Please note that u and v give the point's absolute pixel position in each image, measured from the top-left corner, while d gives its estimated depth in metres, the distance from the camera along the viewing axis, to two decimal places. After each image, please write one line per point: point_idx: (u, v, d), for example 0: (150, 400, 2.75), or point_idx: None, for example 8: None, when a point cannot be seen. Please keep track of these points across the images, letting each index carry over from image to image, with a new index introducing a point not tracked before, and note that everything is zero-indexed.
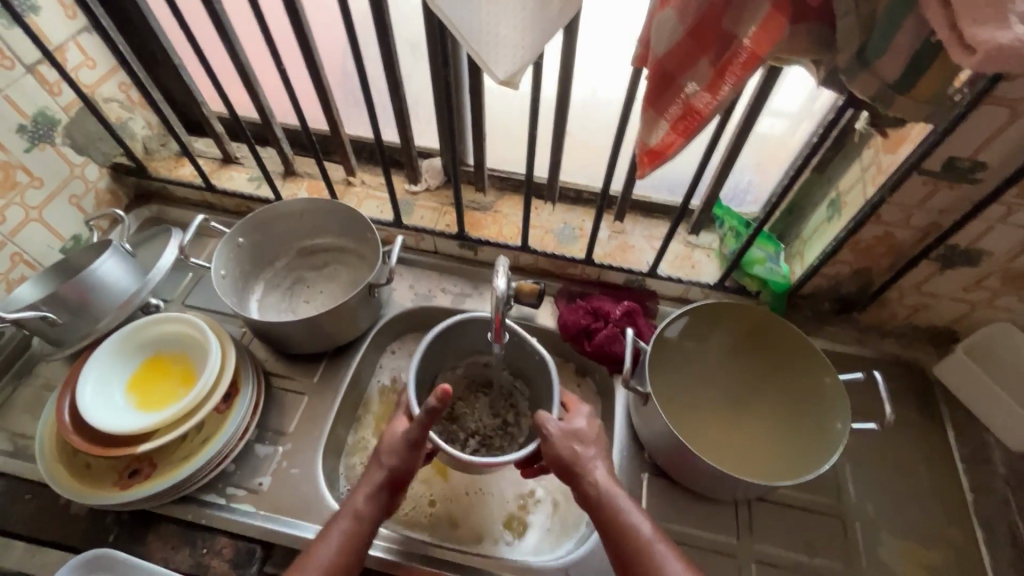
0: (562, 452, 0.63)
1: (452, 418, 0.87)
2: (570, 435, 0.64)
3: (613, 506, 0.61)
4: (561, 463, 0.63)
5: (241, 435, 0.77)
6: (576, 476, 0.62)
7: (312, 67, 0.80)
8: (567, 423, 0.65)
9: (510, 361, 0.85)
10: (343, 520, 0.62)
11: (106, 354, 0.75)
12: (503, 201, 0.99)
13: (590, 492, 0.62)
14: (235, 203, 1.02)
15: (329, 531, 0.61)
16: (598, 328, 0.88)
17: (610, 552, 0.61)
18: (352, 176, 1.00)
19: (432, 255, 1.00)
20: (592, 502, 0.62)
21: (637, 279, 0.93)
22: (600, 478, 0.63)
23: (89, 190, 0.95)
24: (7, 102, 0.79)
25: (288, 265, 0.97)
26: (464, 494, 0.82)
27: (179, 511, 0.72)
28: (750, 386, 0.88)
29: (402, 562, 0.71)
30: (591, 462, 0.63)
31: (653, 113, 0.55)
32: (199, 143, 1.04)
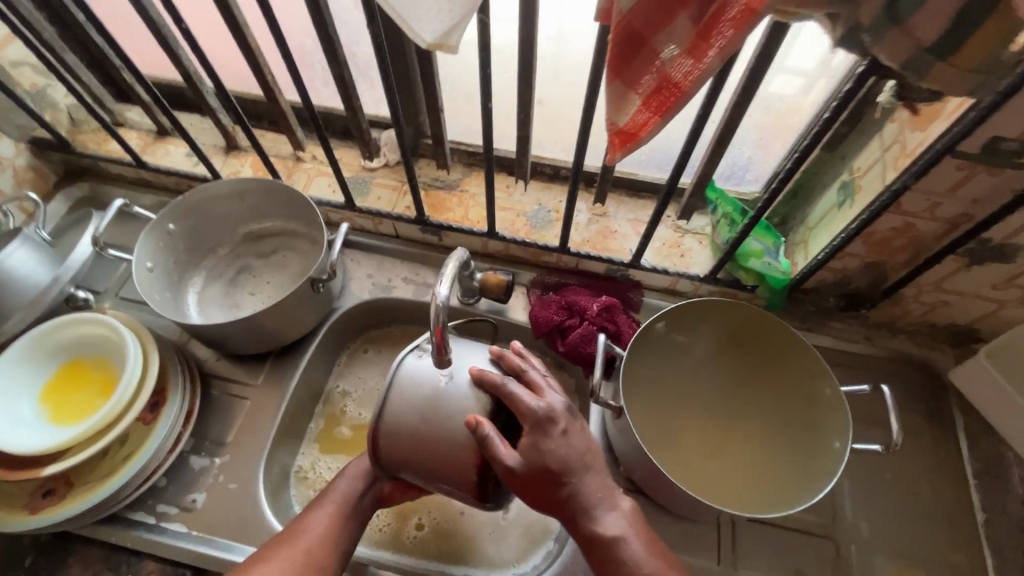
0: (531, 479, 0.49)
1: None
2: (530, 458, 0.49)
3: (614, 554, 0.49)
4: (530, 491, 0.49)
5: (171, 447, 0.69)
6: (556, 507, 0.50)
7: (231, 25, 0.67)
8: (519, 458, 0.49)
9: None
10: (324, 506, 0.62)
11: (12, 363, 0.67)
12: (470, 178, 0.88)
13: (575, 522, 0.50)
14: (172, 181, 0.91)
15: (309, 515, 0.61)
16: (572, 326, 0.79)
17: None
18: (301, 151, 0.89)
19: (393, 239, 0.89)
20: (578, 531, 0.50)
21: (619, 269, 0.83)
22: (599, 525, 0.50)
23: (5, 168, 0.85)
24: None
25: (232, 252, 0.88)
26: (440, 503, 0.75)
27: (103, 532, 0.66)
28: (742, 397, 0.79)
29: None
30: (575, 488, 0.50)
31: (621, 86, 0.43)
32: (130, 113, 0.93)
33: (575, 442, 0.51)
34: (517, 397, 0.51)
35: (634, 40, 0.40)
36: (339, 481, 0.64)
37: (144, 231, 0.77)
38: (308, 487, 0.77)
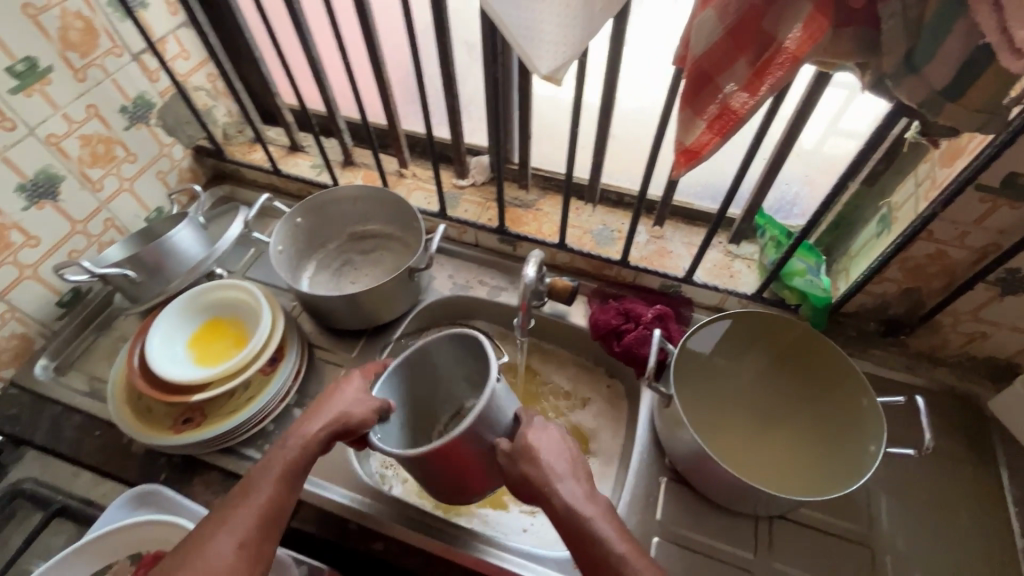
0: (522, 470, 0.61)
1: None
2: (522, 452, 0.62)
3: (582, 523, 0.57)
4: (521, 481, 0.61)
5: (282, 398, 0.82)
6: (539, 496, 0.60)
7: (375, 63, 0.85)
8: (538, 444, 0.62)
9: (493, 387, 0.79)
10: (263, 485, 0.59)
11: (173, 313, 0.84)
12: (545, 200, 1.02)
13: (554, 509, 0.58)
14: (297, 187, 1.09)
15: (249, 495, 0.59)
16: (628, 329, 0.88)
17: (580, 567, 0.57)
18: (405, 169, 1.06)
19: (473, 247, 1.03)
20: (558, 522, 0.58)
21: (673, 284, 0.93)
22: (569, 498, 0.59)
23: (174, 167, 1.05)
24: (115, 84, 0.90)
25: (341, 247, 1.04)
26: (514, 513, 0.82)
27: (222, 460, 0.79)
28: (791, 404, 0.85)
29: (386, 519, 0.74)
30: (552, 481, 0.59)
31: (690, 113, 0.56)
32: (271, 131, 1.13)
33: (552, 446, 0.63)
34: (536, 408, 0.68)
35: (703, 77, 0.53)
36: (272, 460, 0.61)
37: (278, 222, 0.95)
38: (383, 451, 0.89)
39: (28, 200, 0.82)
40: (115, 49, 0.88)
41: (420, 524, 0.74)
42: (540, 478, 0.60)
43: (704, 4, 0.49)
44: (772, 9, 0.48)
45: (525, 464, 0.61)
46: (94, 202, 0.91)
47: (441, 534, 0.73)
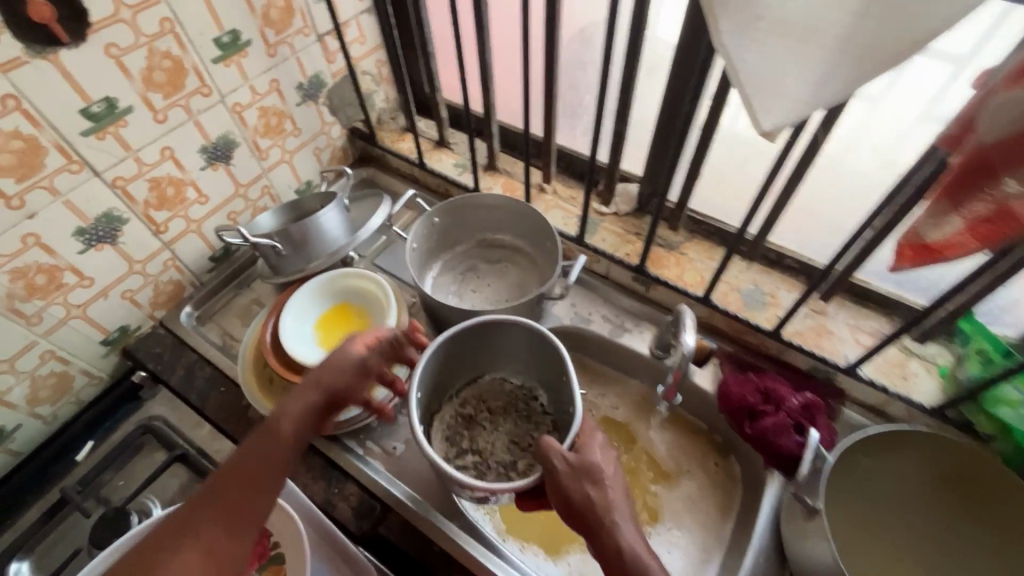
0: (568, 493, 0.59)
1: (468, 423, 0.85)
2: (580, 473, 0.59)
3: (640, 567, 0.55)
4: (568, 508, 0.59)
5: (391, 399, 0.81)
6: (589, 528, 0.57)
7: (550, 75, 0.81)
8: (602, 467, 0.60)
9: (544, 373, 0.81)
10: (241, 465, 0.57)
11: (309, 292, 0.86)
12: (692, 244, 0.93)
13: (608, 546, 0.56)
14: (437, 183, 1.09)
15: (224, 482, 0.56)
16: (765, 413, 0.78)
17: None
18: (547, 183, 1.02)
19: (602, 279, 0.97)
20: (609, 559, 0.56)
21: (828, 371, 0.81)
22: (626, 538, 0.57)
23: (329, 145, 1.09)
24: (298, 62, 0.93)
25: (468, 252, 1.03)
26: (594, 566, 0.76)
27: (324, 446, 0.80)
28: (949, 531, 0.72)
29: (418, 513, 0.75)
30: (611, 514, 0.57)
31: (946, 204, 0.46)
32: (422, 123, 1.14)
33: (613, 475, 0.61)
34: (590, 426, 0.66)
35: (983, 168, 0.42)
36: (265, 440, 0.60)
37: (417, 219, 0.94)
38: None
39: (207, 161, 0.87)
40: (306, 29, 0.91)
41: (444, 529, 0.74)
42: (603, 508, 0.58)
43: (1010, 81, 0.38)
44: None
45: (576, 487, 0.59)
46: (258, 168, 0.96)
47: (467, 544, 0.73)
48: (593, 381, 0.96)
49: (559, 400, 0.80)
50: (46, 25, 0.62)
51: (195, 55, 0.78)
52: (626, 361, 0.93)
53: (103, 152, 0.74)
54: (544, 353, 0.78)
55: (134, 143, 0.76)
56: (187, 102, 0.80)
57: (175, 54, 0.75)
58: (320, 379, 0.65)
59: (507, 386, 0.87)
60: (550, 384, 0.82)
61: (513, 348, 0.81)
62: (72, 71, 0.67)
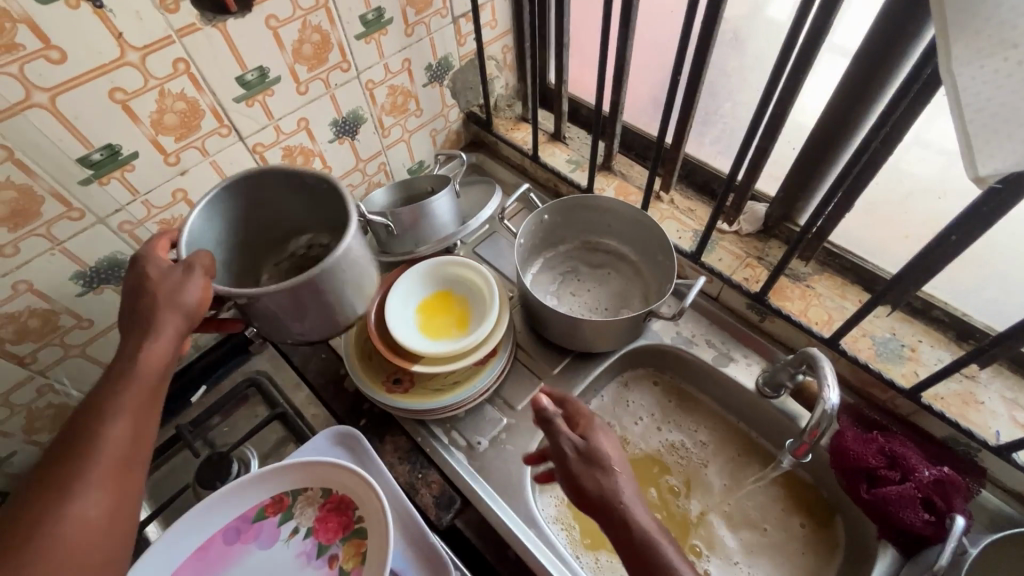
0: (580, 480, 0.58)
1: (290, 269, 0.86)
2: (588, 456, 0.60)
3: (654, 548, 0.53)
4: (583, 492, 0.58)
5: (481, 394, 0.81)
6: (604, 512, 0.57)
7: (696, 80, 0.75)
8: (591, 444, 0.60)
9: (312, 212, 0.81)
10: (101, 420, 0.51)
11: (414, 276, 0.87)
12: (821, 278, 0.84)
13: (623, 530, 0.55)
14: (547, 177, 1.06)
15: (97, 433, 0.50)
16: (889, 479, 0.70)
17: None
18: (664, 192, 0.97)
19: (712, 301, 0.91)
20: (625, 545, 0.55)
21: (970, 446, 0.71)
22: (636, 518, 0.55)
23: (445, 128, 1.09)
24: (431, 43, 0.93)
25: (571, 252, 0.99)
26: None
27: (413, 430, 0.81)
28: None
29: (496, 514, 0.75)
30: (619, 493, 0.57)
31: None
32: (539, 113, 1.11)
33: (615, 461, 0.59)
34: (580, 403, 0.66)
35: None
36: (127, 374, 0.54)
37: (527, 214, 0.93)
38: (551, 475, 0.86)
39: (335, 134, 0.89)
40: (444, 10, 0.90)
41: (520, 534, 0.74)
42: (607, 493, 0.57)
43: None
44: None
45: (586, 472, 0.59)
46: (378, 145, 0.98)
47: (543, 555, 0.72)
48: (685, 406, 0.90)
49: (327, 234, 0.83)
50: None
51: (342, 31, 0.79)
52: (726, 392, 0.87)
53: (249, 118, 0.77)
54: (304, 198, 0.78)
55: (277, 112, 0.80)
56: (328, 76, 0.82)
57: (325, 29, 0.77)
58: (164, 302, 0.57)
59: (312, 241, 0.86)
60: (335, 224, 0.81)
61: (273, 202, 0.79)
62: (235, 39, 0.70)
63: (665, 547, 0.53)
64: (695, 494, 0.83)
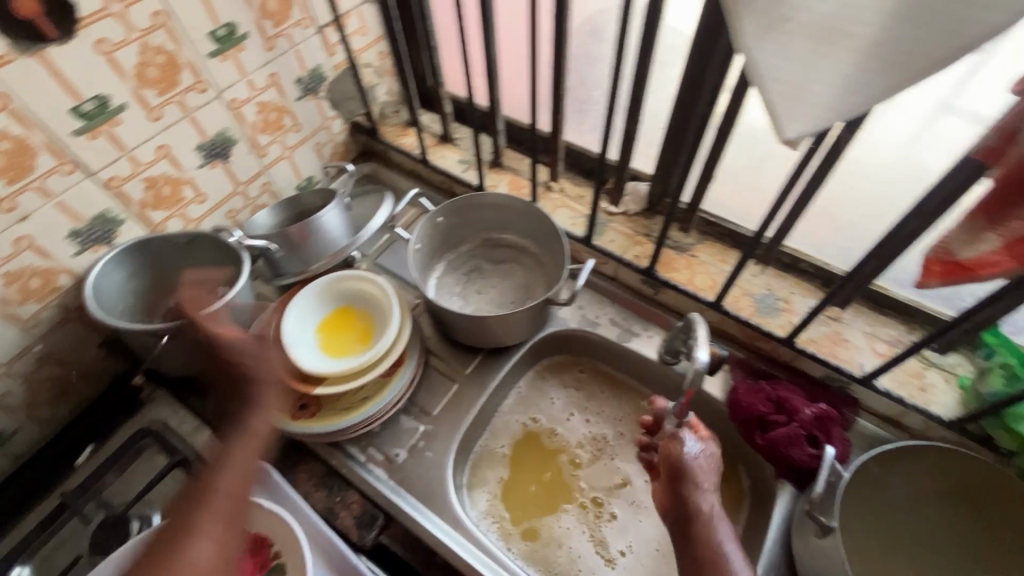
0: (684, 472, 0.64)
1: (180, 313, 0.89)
2: (690, 447, 0.65)
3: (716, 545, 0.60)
4: (677, 474, 0.65)
5: (392, 406, 0.79)
6: (685, 493, 0.64)
7: (558, 71, 0.78)
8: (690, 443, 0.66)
9: (198, 265, 0.88)
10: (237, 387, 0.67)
11: (308, 295, 0.84)
12: (704, 246, 0.90)
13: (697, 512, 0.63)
14: (441, 179, 1.06)
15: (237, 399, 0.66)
16: (778, 423, 0.75)
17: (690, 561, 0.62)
18: (554, 181, 0.99)
19: (610, 281, 0.94)
20: (689, 524, 0.63)
21: (842, 381, 0.78)
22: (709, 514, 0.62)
23: (330, 140, 1.06)
24: (297, 55, 0.90)
25: (473, 251, 1.00)
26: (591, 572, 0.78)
27: (326, 453, 0.79)
28: (946, 530, 0.71)
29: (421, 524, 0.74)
30: (703, 483, 0.64)
31: (981, 223, 0.43)
32: (425, 116, 1.11)
33: (706, 465, 0.65)
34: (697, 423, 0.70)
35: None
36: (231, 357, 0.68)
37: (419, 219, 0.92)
38: (478, 473, 0.86)
39: (204, 159, 0.85)
40: (305, 20, 0.88)
41: (448, 538, 0.74)
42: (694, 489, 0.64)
43: None
44: None
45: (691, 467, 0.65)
46: (258, 165, 0.94)
47: (472, 556, 0.72)
48: (599, 385, 0.93)
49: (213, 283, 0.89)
50: (32, 20, 0.60)
51: (190, 50, 0.75)
52: (634, 366, 0.91)
53: (95, 151, 0.71)
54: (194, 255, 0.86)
55: (128, 142, 0.74)
56: (182, 99, 0.77)
57: (169, 49, 0.73)
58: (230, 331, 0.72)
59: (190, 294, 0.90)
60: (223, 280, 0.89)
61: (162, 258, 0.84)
62: (61, 68, 0.64)
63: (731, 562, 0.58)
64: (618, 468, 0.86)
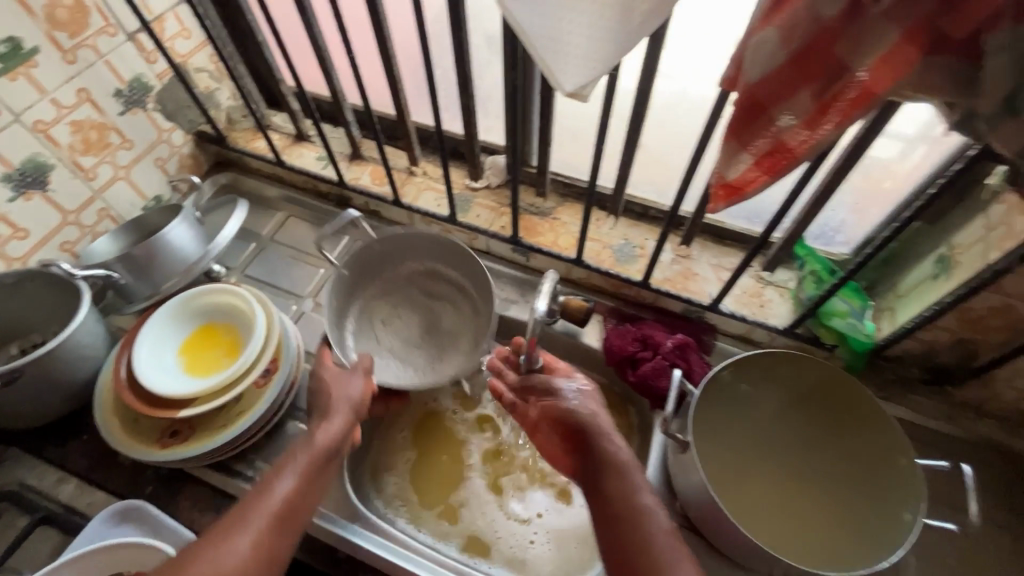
0: (564, 414, 0.64)
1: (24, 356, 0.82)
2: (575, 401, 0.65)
3: (625, 480, 0.56)
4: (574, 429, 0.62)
5: (275, 412, 0.78)
6: (589, 445, 0.60)
7: (384, 54, 0.78)
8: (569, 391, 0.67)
9: (32, 302, 0.80)
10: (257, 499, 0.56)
11: (163, 317, 0.79)
12: (563, 208, 0.94)
13: (604, 460, 0.58)
14: (302, 179, 1.04)
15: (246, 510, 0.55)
16: (645, 358, 0.81)
17: (603, 524, 0.54)
18: (415, 166, 1.00)
19: (484, 254, 0.97)
20: (598, 475, 0.58)
21: (696, 310, 0.85)
22: (613, 451, 0.59)
23: (174, 154, 1.00)
24: (108, 66, 0.84)
25: (408, 276, 0.94)
26: (501, 533, 0.81)
27: (209, 476, 0.75)
28: (802, 440, 0.78)
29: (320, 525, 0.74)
30: (604, 432, 0.61)
31: (735, 145, 0.48)
32: (276, 117, 1.07)
33: (591, 404, 0.65)
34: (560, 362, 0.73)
35: (757, 107, 0.45)
36: (281, 482, 0.58)
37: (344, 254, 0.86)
38: (380, 464, 0.86)
39: (16, 190, 0.77)
40: (109, 27, 0.82)
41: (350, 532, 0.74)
42: (585, 429, 0.62)
43: (765, 21, 0.42)
44: (848, 34, 0.40)
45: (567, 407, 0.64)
46: (87, 190, 0.87)
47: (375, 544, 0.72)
48: None
49: (53, 318, 0.82)
50: None
51: None
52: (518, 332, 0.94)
53: None
54: (24, 291, 0.79)
55: None
56: None
57: None
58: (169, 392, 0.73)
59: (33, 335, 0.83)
60: (62, 315, 0.82)
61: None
62: None
63: (638, 489, 0.55)
64: (515, 429, 0.88)
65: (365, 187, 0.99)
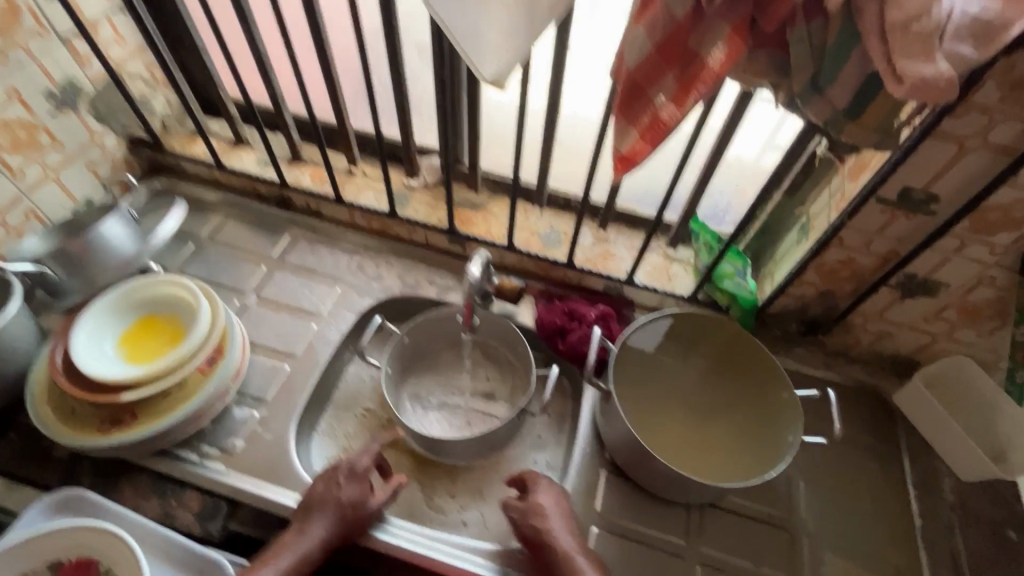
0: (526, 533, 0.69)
1: None
2: (529, 513, 0.70)
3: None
4: (531, 538, 0.69)
5: (221, 397, 0.79)
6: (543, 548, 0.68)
7: (324, 61, 0.85)
8: (526, 505, 0.70)
9: None
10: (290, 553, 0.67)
11: (102, 309, 0.80)
12: (493, 202, 1.04)
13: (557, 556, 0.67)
14: (242, 182, 1.07)
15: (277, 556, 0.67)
16: (572, 329, 0.91)
17: None
18: (354, 166, 1.06)
19: (422, 247, 1.04)
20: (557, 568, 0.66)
21: (615, 286, 0.97)
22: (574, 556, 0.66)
23: (106, 157, 1.00)
24: (40, 68, 0.85)
25: (433, 356, 0.97)
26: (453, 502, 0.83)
27: (151, 462, 0.76)
28: (713, 392, 0.90)
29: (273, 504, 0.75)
30: (554, 532, 0.68)
31: (624, 122, 0.58)
32: (214, 124, 1.10)
33: (551, 513, 0.70)
34: (533, 476, 0.74)
35: (637, 88, 0.56)
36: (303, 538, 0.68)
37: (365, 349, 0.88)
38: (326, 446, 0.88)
39: None
40: (41, 29, 0.83)
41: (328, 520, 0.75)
42: (544, 544, 0.68)
43: (636, 20, 0.53)
44: (697, 28, 0.52)
45: (528, 526, 0.69)
46: (13, 190, 0.86)
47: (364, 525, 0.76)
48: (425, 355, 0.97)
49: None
50: None
51: None
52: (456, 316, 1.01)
53: None
54: None
55: None
56: None
57: None
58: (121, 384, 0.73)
59: None
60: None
61: None
62: None
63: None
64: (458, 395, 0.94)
65: (306, 187, 1.04)
